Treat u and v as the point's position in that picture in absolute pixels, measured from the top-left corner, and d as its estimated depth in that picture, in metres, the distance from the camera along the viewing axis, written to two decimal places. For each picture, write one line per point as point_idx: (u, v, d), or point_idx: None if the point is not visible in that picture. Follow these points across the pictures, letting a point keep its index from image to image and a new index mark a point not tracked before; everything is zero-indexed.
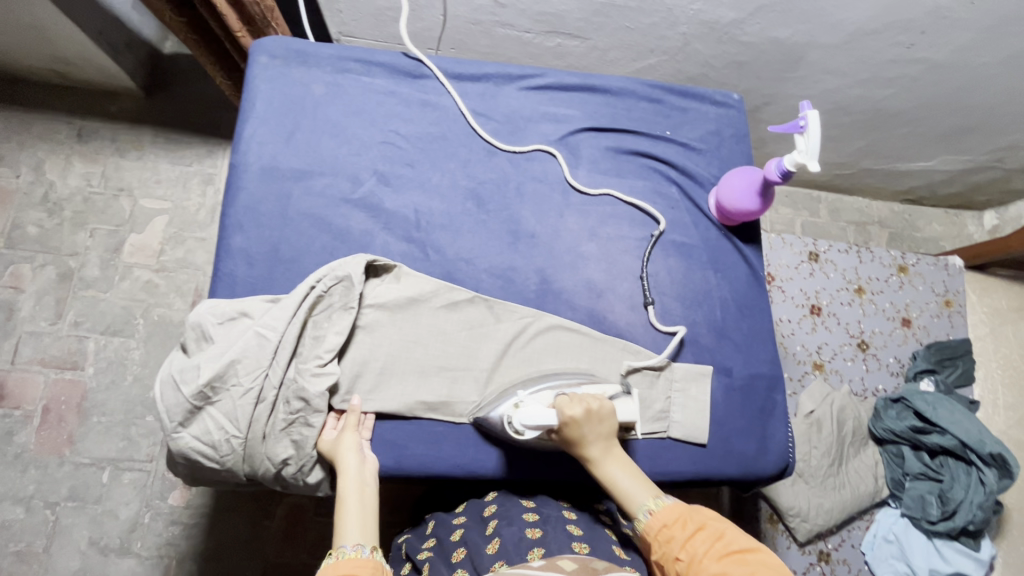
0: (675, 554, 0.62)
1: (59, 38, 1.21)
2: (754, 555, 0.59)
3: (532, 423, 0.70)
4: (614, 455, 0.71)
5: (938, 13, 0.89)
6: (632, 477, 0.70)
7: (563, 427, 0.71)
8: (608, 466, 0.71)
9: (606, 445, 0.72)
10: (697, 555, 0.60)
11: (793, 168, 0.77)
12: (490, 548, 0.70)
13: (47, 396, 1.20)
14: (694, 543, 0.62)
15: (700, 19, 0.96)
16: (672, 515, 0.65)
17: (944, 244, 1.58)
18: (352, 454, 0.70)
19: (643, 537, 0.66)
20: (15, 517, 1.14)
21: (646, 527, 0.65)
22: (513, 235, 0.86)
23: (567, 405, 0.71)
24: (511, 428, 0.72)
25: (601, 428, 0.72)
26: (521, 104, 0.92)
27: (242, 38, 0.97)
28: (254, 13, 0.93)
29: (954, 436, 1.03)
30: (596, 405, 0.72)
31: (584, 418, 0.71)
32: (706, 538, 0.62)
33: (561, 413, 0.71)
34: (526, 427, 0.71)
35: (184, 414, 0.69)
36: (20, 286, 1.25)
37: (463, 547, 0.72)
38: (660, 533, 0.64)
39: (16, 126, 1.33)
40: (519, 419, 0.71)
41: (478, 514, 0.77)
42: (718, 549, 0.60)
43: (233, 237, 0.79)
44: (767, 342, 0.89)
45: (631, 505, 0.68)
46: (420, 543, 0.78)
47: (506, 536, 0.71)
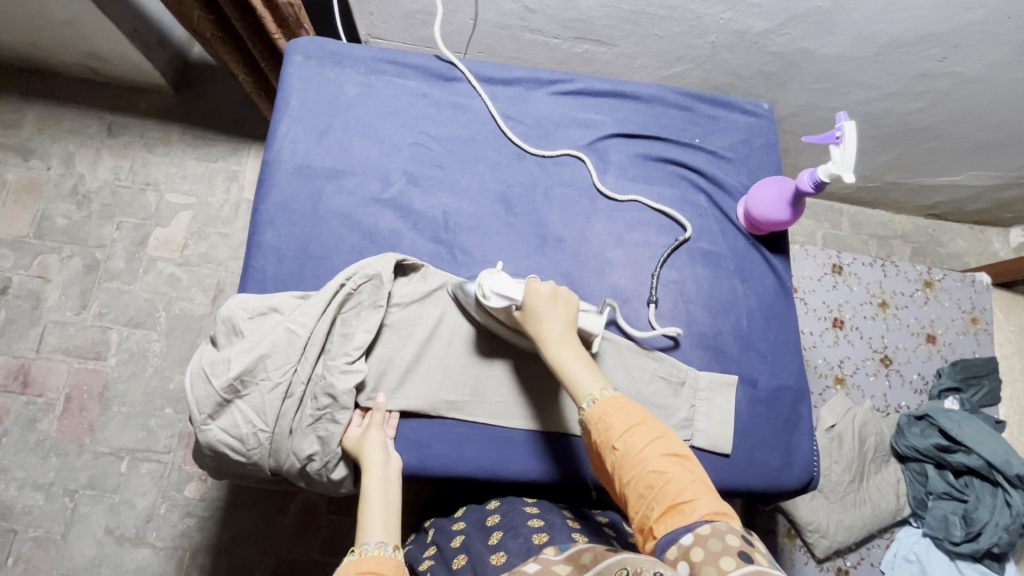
0: (613, 443, 0.61)
1: (94, 35, 1.24)
2: (688, 462, 0.60)
3: (501, 290, 0.72)
4: (569, 339, 0.70)
5: (974, 27, 0.89)
6: (584, 365, 0.69)
7: (526, 303, 0.72)
8: (561, 348, 0.69)
9: (565, 330, 0.71)
10: (635, 449, 0.60)
11: (827, 179, 0.77)
12: (495, 559, 0.69)
13: (69, 385, 1.22)
14: (633, 436, 0.61)
15: (730, 29, 0.95)
16: (615, 406, 0.63)
17: (969, 260, 1.56)
18: (377, 451, 0.71)
19: (585, 424, 0.65)
20: (34, 503, 1.15)
21: (588, 414, 0.64)
22: (541, 239, 0.86)
23: (534, 284, 0.73)
24: (479, 293, 0.74)
25: (565, 313, 0.72)
26: (551, 109, 0.93)
27: (277, 40, 0.98)
28: (288, 14, 0.94)
29: (980, 456, 1.01)
30: (562, 293, 0.73)
31: (548, 299, 0.72)
32: (647, 434, 0.61)
33: (528, 291, 0.72)
34: (493, 294, 0.73)
35: (214, 407, 0.69)
36: (47, 276, 1.28)
37: (464, 554, 0.72)
38: (600, 419, 0.63)
39: (49, 119, 1.36)
40: (488, 286, 0.73)
41: (479, 523, 0.77)
42: (657, 447, 0.60)
43: (265, 233, 0.80)
44: (792, 354, 0.88)
45: (578, 389, 0.67)
46: (421, 552, 0.78)
47: (512, 547, 0.69)
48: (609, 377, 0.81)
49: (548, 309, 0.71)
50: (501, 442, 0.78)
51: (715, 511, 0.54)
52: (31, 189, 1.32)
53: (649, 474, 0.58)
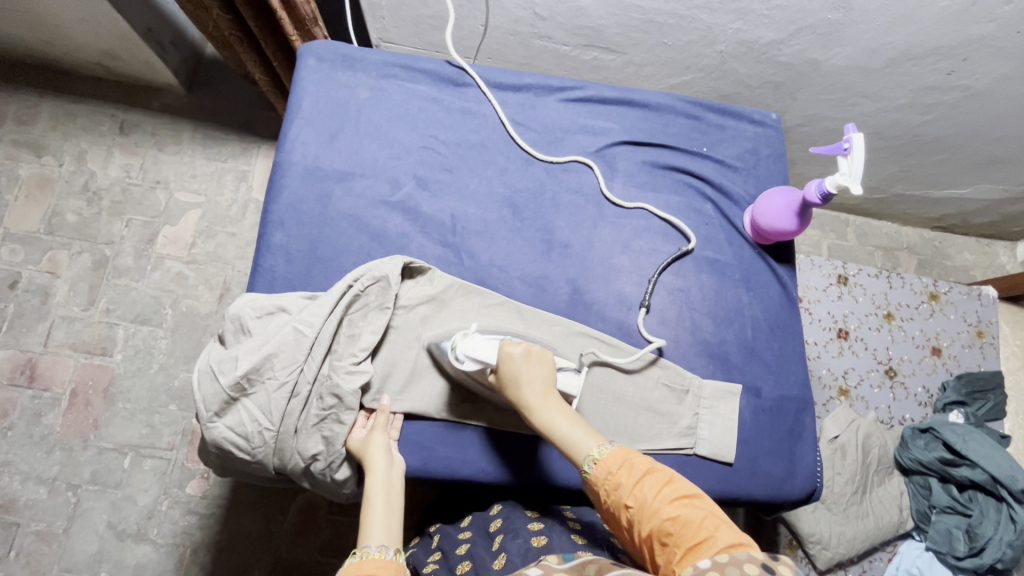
0: (624, 501, 0.60)
1: (110, 35, 1.25)
2: (702, 501, 0.58)
3: (473, 352, 0.72)
4: (554, 399, 0.69)
5: (982, 41, 0.89)
6: (575, 423, 0.68)
7: (502, 366, 0.71)
8: (546, 410, 0.68)
9: (546, 389, 0.70)
10: (647, 501, 0.59)
11: (834, 190, 0.77)
12: (496, 563, 0.69)
13: (75, 380, 1.23)
14: (643, 488, 0.60)
15: (739, 39, 0.96)
16: (618, 462, 0.63)
17: (975, 273, 1.55)
18: (380, 452, 0.71)
19: (592, 487, 0.64)
20: (38, 497, 1.16)
21: (593, 476, 0.63)
22: (547, 244, 0.86)
23: (507, 344, 0.72)
24: (452, 354, 0.74)
25: (541, 372, 0.71)
26: (560, 115, 0.94)
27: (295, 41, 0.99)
28: (306, 13, 0.96)
29: (984, 470, 1.00)
30: (536, 349, 0.72)
31: (523, 359, 0.71)
32: (655, 483, 0.60)
33: (500, 355, 0.71)
34: (466, 356, 0.73)
35: (220, 405, 0.70)
36: (57, 272, 1.29)
37: (468, 560, 0.72)
38: (607, 480, 0.62)
39: (62, 116, 1.38)
40: (461, 348, 0.73)
41: (483, 529, 0.77)
42: (668, 494, 0.59)
43: (274, 233, 0.81)
44: (797, 364, 0.88)
45: (577, 452, 0.66)
46: (426, 556, 0.79)
47: (512, 549, 0.70)
48: (612, 382, 0.81)
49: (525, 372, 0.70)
50: (505, 449, 0.78)
51: (736, 543, 0.52)
52: (43, 185, 1.34)
53: (665, 522, 0.56)
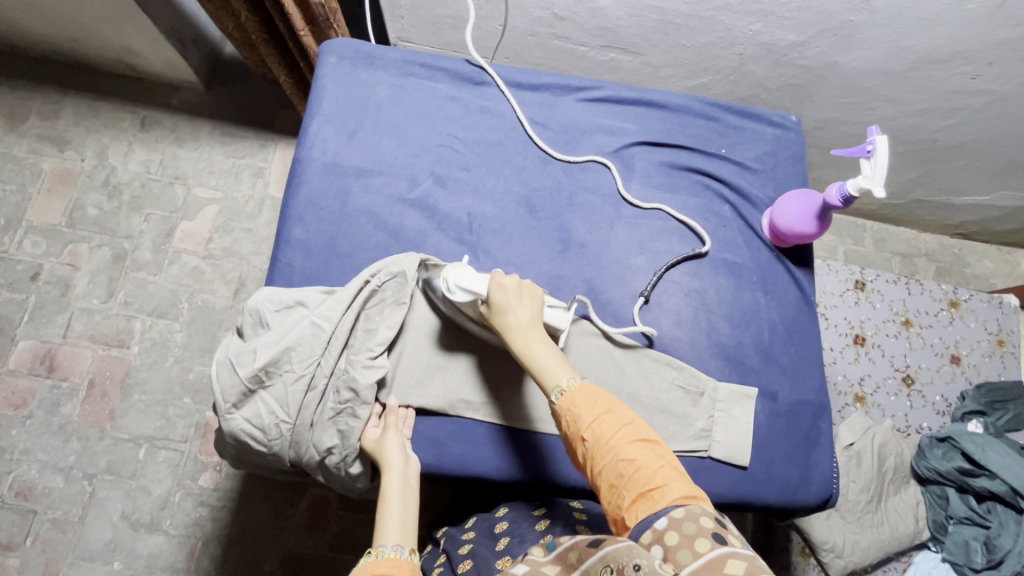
0: (582, 434, 0.60)
1: (133, 33, 1.27)
2: (657, 445, 0.59)
3: (463, 284, 0.72)
4: (533, 329, 0.69)
5: (1009, 45, 0.87)
6: (548, 356, 0.67)
7: (490, 296, 0.71)
8: (528, 339, 0.68)
9: (530, 321, 0.69)
10: (604, 438, 0.59)
11: (856, 193, 0.76)
12: (500, 563, 0.69)
13: (93, 371, 1.25)
14: (601, 425, 0.59)
15: (758, 41, 0.95)
16: (582, 394, 0.62)
17: (996, 281, 1.53)
18: (396, 452, 0.72)
19: (554, 414, 0.64)
20: (54, 485, 1.18)
21: (556, 405, 0.63)
22: (563, 244, 0.86)
23: (500, 276, 0.72)
24: (443, 286, 0.74)
25: (530, 307, 0.70)
26: (578, 115, 0.94)
27: (304, 36, 1.00)
28: (318, 14, 0.96)
29: (1004, 481, 0.99)
30: (528, 286, 0.72)
31: (512, 294, 0.70)
32: (616, 421, 0.60)
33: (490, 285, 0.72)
34: (457, 288, 0.73)
35: (238, 397, 0.71)
36: (77, 264, 1.31)
37: (470, 559, 0.72)
38: (569, 410, 0.62)
39: (85, 112, 1.41)
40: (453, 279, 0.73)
41: (488, 530, 0.77)
42: (626, 434, 0.59)
43: (293, 228, 0.81)
44: (814, 368, 0.87)
45: (545, 381, 0.66)
46: (434, 561, 0.79)
47: (518, 553, 0.69)
48: (627, 382, 0.81)
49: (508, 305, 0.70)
50: (518, 449, 0.78)
51: (686, 494, 0.55)
52: (65, 179, 1.36)
53: (620, 463, 0.57)
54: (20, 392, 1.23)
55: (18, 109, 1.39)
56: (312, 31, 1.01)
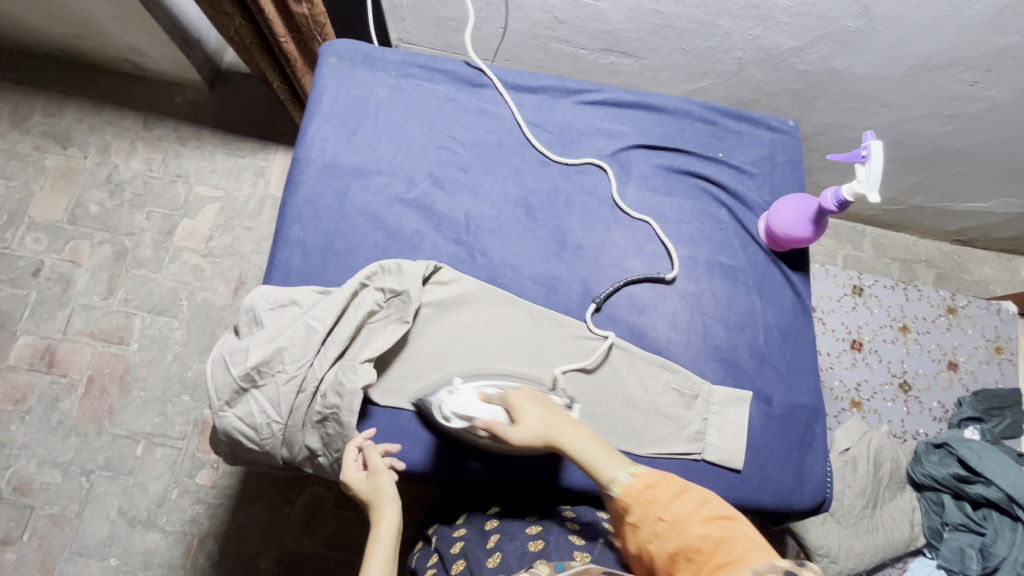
0: (659, 514, 0.61)
1: (136, 31, 1.28)
2: (738, 523, 0.59)
3: (459, 409, 0.70)
4: (576, 426, 0.70)
5: (1007, 52, 0.88)
6: (601, 449, 0.69)
7: (507, 413, 0.70)
8: (574, 441, 0.68)
9: (562, 424, 0.69)
10: (681, 516, 0.60)
11: (851, 198, 0.76)
12: (490, 561, 0.71)
13: (92, 367, 1.25)
14: (678, 505, 0.61)
15: (756, 46, 0.96)
16: (655, 479, 0.64)
17: (995, 288, 1.53)
18: (391, 502, 0.68)
19: (621, 502, 0.64)
20: (52, 481, 1.18)
21: (626, 491, 0.64)
22: (560, 246, 0.87)
23: (506, 396, 0.71)
24: (439, 413, 0.71)
25: (552, 411, 0.71)
26: (576, 118, 0.94)
27: (285, 43, 1.01)
28: (301, 24, 0.99)
29: (1000, 488, 0.99)
30: (532, 395, 0.72)
31: (529, 406, 0.70)
32: (690, 501, 0.61)
33: (508, 400, 0.71)
34: (453, 415, 0.70)
35: (231, 394, 0.71)
36: (78, 261, 1.32)
37: (463, 560, 0.73)
38: (641, 495, 0.63)
39: (89, 110, 1.42)
40: (447, 406, 0.71)
41: (479, 526, 0.77)
42: (703, 514, 0.60)
43: (291, 227, 0.82)
44: (810, 373, 0.87)
45: (605, 475, 0.66)
46: (426, 561, 0.79)
47: (508, 550, 0.71)
48: (621, 385, 0.81)
49: (540, 413, 0.69)
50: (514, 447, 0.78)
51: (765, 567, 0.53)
52: (69, 175, 1.37)
53: (697, 538, 0.57)
54: (19, 387, 1.23)
55: (23, 105, 1.41)
56: (294, 38, 1.03)
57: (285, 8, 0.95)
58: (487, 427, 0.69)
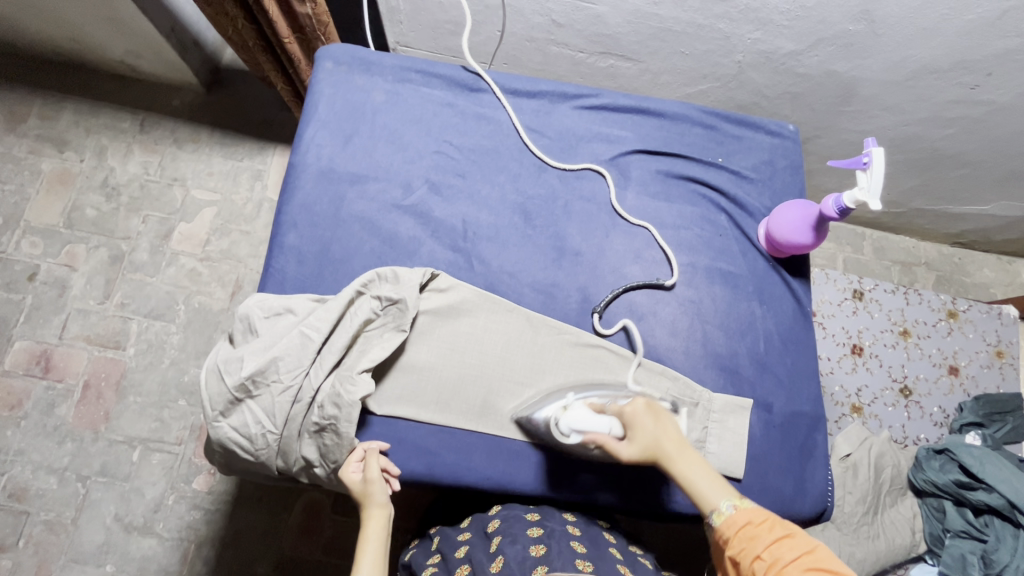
0: (758, 553, 0.61)
1: (133, 34, 1.28)
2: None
3: (575, 425, 0.72)
4: (688, 449, 0.71)
5: (1009, 55, 0.87)
6: (708, 474, 0.69)
7: (624, 427, 0.72)
8: (683, 463, 0.69)
9: (676, 445, 0.70)
10: (781, 560, 0.59)
11: (852, 206, 0.76)
12: (493, 566, 0.69)
13: (88, 372, 1.25)
14: (780, 547, 0.60)
15: (757, 49, 0.95)
16: (761, 517, 0.63)
17: (995, 291, 1.52)
18: (381, 508, 0.72)
19: (721, 533, 0.64)
20: (48, 487, 1.18)
21: (727, 522, 0.64)
22: (558, 252, 0.86)
23: (623, 410, 0.73)
24: (555, 429, 0.73)
25: (668, 429, 0.72)
26: (575, 122, 0.93)
27: (290, 44, 1.00)
28: (305, 24, 0.97)
29: (1002, 494, 0.99)
30: (649, 412, 0.73)
31: (648, 422, 0.72)
32: (795, 547, 0.60)
33: (621, 414, 0.73)
34: (570, 431, 0.72)
35: (225, 405, 0.70)
36: (74, 265, 1.31)
37: (466, 564, 0.71)
38: (742, 530, 0.63)
39: (85, 113, 1.41)
40: (563, 421, 0.73)
41: (481, 530, 0.76)
42: (806, 562, 0.59)
43: (287, 234, 0.81)
44: (810, 380, 0.87)
45: (708, 501, 0.67)
46: (425, 559, 0.77)
47: (510, 554, 0.69)
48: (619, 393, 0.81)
49: (653, 429, 0.71)
50: (521, 457, 0.78)
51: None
52: (65, 179, 1.36)
53: None
54: (15, 392, 1.23)
55: (19, 108, 1.40)
56: (298, 39, 1.01)
57: (289, 8, 0.94)
58: (601, 441, 0.71)
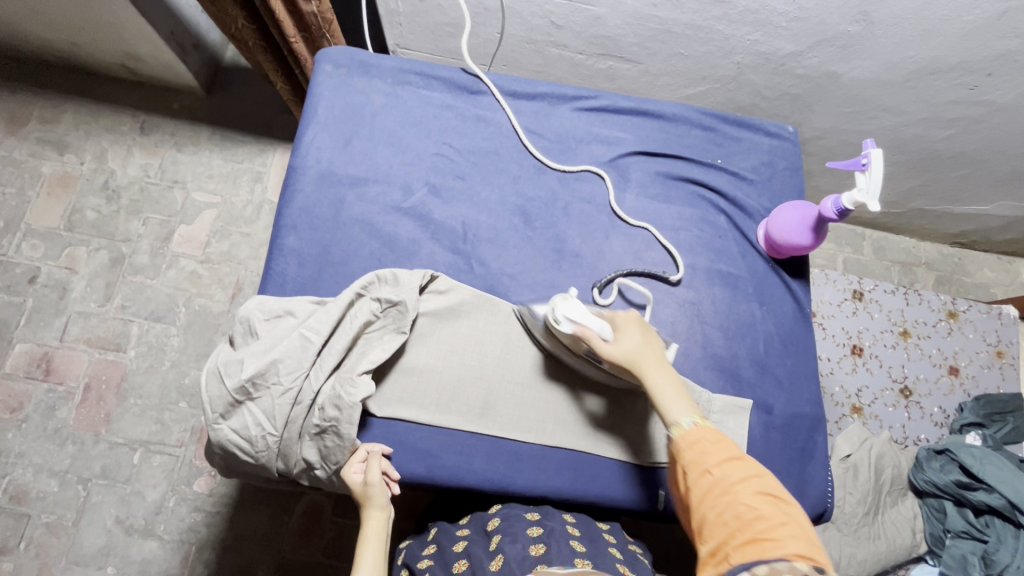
0: (708, 469, 0.62)
1: (134, 37, 1.28)
2: (790, 507, 0.58)
3: (572, 315, 0.73)
4: (667, 367, 0.72)
5: (1008, 56, 0.87)
6: (678, 391, 0.70)
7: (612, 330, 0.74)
8: (658, 374, 0.70)
9: (656, 359, 0.72)
10: (729, 478, 0.61)
11: (851, 207, 0.76)
12: (492, 565, 0.68)
13: (89, 374, 1.25)
14: (729, 467, 0.62)
15: (756, 50, 0.95)
16: (718, 439, 0.65)
17: (995, 291, 1.52)
18: (381, 510, 0.72)
19: (676, 444, 0.66)
20: (49, 489, 1.18)
21: (683, 433, 0.66)
22: (558, 254, 0.86)
23: (617, 317, 0.75)
24: (550, 315, 0.75)
25: (654, 344, 0.73)
26: (575, 124, 0.93)
27: (296, 44, 1.01)
28: (311, 23, 0.98)
29: (1003, 495, 0.99)
30: (642, 326, 0.75)
31: (637, 332, 0.73)
32: (744, 470, 0.61)
33: (615, 320, 0.75)
34: (564, 319, 0.74)
35: (225, 407, 0.70)
36: (74, 268, 1.31)
37: (464, 559, 0.71)
38: (696, 445, 0.64)
39: (85, 116, 1.41)
40: (560, 309, 0.74)
41: (481, 528, 0.76)
42: (753, 485, 0.60)
43: (287, 237, 0.81)
44: (810, 382, 0.87)
45: (671, 412, 0.68)
46: (420, 551, 0.77)
47: (509, 553, 0.69)
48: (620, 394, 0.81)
49: (640, 340, 0.72)
50: (521, 459, 0.78)
51: (803, 553, 0.53)
52: (65, 182, 1.37)
53: (740, 505, 0.58)
54: (16, 395, 1.23)
55: (19, 111, 1.40)
56: (304, 38, 1.02)
57: (294, 7, 0.94)
58: (587, 337, 0.72)
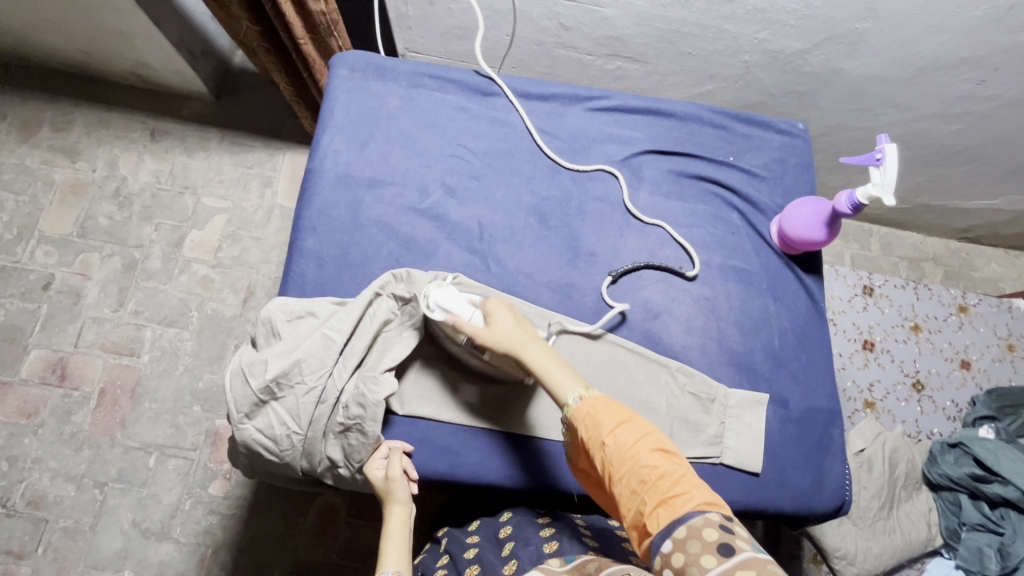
0: (603, 440, 0.62)
1: (144, 43, 1.29)
2: (680, 455, 0.61)
3: (443, 304, 0.73)
4: (542, 344, 0.71)
5: (1016, 50, 0.88)
6: (560, 367, 0.69)
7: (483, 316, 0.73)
8: (537, 353, 0.70)
9: (529, 338, 0.71)
10: (625, 446, 0.61)
11: (866, 201, 0.76)
12: (506, 568, 0.69)
13: (104, 380, 1.26)
14: (623, 433, 0.62)
15: (764, 49, 0.96)
16: (603, 404, 0.65)
17: (1003, 285, 1.52)
18: (403, 504, 0.73)
19: (572, 423, 0.65)
20: (66, 494, 1.19)
21: (576, 410, 0.65)
22: (573, 252, 0.87)
23: (489, 302, 0.73)
24: (424, 304, 0.74)
25: (526, 326, 0.73)
26: (587, 124, 0.94)
27: (304, 45, 1.01)
28: (319, 22, 0.98)
29: (1017, 487, 0.98)
30: (511, 308, 0.74)
31: (507, 313, 0.73)
32: (635, 430, 0.62)
33: (485, 306, 0.73)
34: (436, 307, 0.73)
35: (250, 407, 0.71)
36: (88, 274, 1.32)
37: (476, 565, 0.72)
38: (588, 417, 0.64)
39: (96, 123, 1.43)
40: (432, 298, 0.74)
41: (492, 535, 0.77)
42: (648, 443, 0.61)
43: (306, 239, 0.82)
44: (826, 375, 0.88)
45: (560, 392, 0.67)
46: (436, 562, 0.78)
47: (523, 556, 0.69)
48: (639, 391, 0.81)
49: (511, 322, 0.72)
50: (540, 457, 0.78)
51: (708, 500, 0.56)
52: (77, 189, 1.38)
53: (642, 469, 0.59)
54: (32, 401, 1.24)
55: (31, 120, 1.41)
56: (312, 39, 1.03)
57: (303, 7, 0.95)
58: (460, 326, 0.71)
